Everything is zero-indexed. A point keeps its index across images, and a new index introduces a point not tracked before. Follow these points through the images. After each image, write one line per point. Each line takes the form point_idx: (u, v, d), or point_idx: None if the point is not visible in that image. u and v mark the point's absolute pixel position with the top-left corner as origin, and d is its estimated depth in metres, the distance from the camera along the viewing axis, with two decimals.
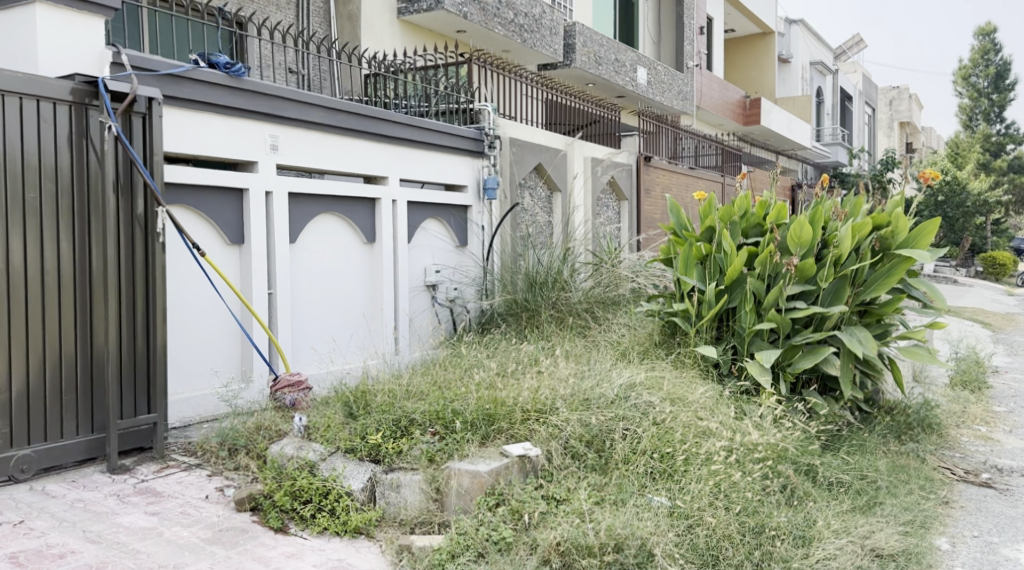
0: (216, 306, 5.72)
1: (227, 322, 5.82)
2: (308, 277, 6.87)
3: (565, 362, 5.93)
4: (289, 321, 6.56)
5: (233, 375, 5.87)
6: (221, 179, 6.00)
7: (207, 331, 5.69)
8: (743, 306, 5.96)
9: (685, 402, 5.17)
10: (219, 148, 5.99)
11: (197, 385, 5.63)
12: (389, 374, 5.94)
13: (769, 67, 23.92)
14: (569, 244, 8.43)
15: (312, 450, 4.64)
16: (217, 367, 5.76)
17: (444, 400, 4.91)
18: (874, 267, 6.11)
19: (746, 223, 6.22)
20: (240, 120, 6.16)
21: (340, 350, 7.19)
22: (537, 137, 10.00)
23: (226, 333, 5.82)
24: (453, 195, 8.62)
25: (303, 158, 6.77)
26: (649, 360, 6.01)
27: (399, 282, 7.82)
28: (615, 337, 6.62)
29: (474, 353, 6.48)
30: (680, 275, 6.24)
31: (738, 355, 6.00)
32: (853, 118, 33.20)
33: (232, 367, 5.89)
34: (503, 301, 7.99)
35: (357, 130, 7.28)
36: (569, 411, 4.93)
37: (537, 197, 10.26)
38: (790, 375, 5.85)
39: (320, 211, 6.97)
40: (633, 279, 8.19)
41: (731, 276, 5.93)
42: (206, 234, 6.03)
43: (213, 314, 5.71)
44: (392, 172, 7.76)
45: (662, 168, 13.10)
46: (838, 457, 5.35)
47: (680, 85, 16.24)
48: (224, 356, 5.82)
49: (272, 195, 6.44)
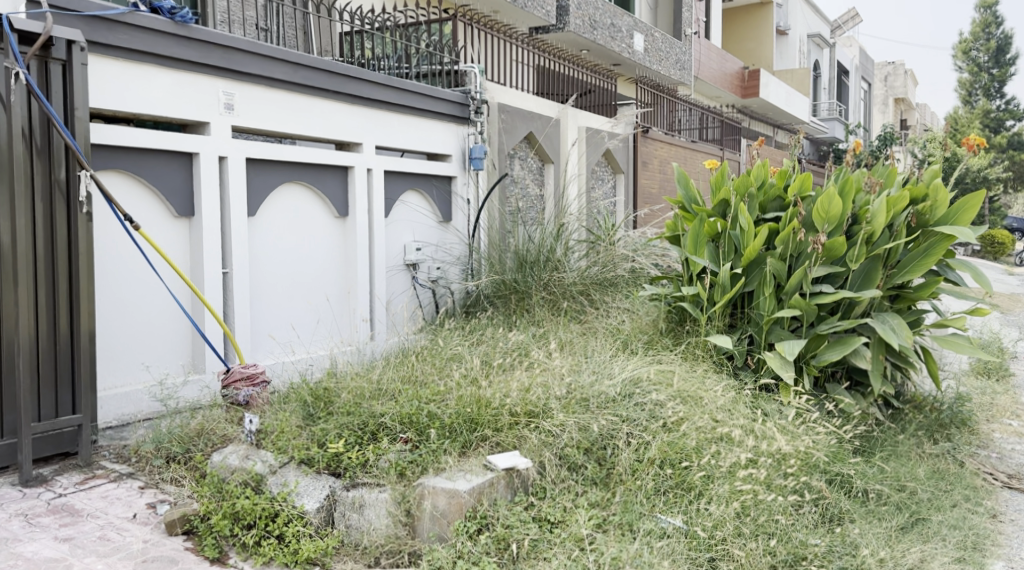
0: (156, 288, 4.96)
1: (170, 306, 5.07)
2: (271, 254, 6.12)
3: (559, 355, 5.23)
4: (247, 305, 5.80)
5: (173, 371, 5.10)
6: (164, 140, 5.25)
7: (148, 316, 4.93)
8: (762, 289, 5.24)
9: (698, 401, 4.47)
10: (162, 106, 5.25)
11: (135, 378, 4.88)
12: (359, 367, 5.21)
13: (768, 39, 23.12)
14: (563, 220, 7.69)
15: (260, 461, 3.91)
16: (152, 362, 4.98)
17: (418, 402, 4.18)
18: (909, 247, 5.39)
19: (765, 196, 5.46)
20: (189, 74, 5.41)
21: (305, 339, 6.41)
22: (528, 103, 9.21)
23: (170, 319, 5.07)
24: (435, 165, 7.83)
25: (262, 120, 6.01)
26: (654, 351, 5.30)
27: (374, 261, 7.06)
28: (615, 324, 5.91)
29: (456, 342, 5.77)
30: (690, 255, 5.49)
31: (755, 347, 5.29)
32: (850, 93, 32.43)
33: (173, 364, 5.11)
34: (491, 282, 7.29)
35: (326, 89, 6.52)
36: (566, 413, 4.22)
37: (529, 167, 9.45)
38: (814, 368, 5.15)
39: (283, 180, 6.20)
40: (631, 259, 7.51)
41: (749, 257, 5.19)
42: (146, 203, 5.28)
43: (155, 297, 4.97)
44: (367, 138, 6.99)
45: (660, 139, 12.30)
46: (873, 464, 4.64)
47: (678, 53, 15.43)
48: (165, 348, 5.06)
49: (227, 160, 5.70)
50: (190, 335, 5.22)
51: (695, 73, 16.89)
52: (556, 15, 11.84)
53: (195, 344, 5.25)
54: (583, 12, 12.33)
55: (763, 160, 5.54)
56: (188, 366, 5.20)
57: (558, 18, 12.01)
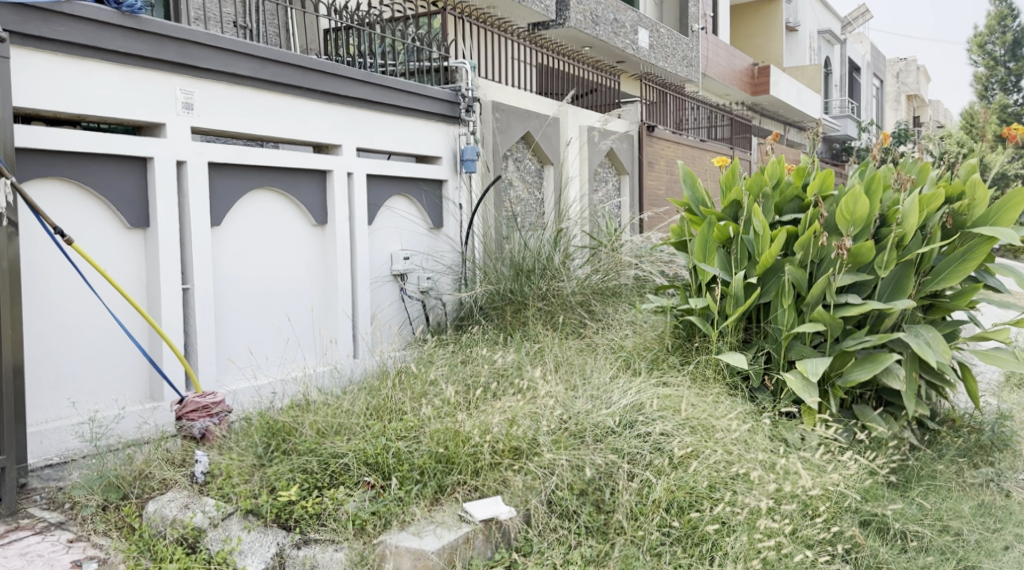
0: (95, 309, 4.43)
1: (109, 329, 4.51)
2: (240, 266, 5.60)
3: (553, 378, 4.68)
4: (211, 323, 5.29)
5: (102, 407, 4.49)
6: (111, 143, 4.75)
7: (87, 339, 4.41)
8: (780, 300, 4.66)
9: (709, 431, 3.89)
10: (109, 105, 4.82)
11: (72, 411, 4.34)
12: (329, 394, 4.67)
13: (777, 35, 22.49)
14: (562, 225, 7.17)
15: (201, 511, 3.41)
16: (78, 398, 4.38)
17: (383, 437, 3.70)
18: (943, 251, 4.81)
19: (781, 196, 4.90)
20: (140, 70, 4.98)
21: (277, 360, 5.85)
22: (524, 101, 8.66)
23: (114, 343, 4.54)
24: (424, 167, 7.27)
25: (226, 120, 5.51)
26: (659, 372, 4.72)
27: (357, 273, 6.51)
28: (617, 340, 5.32)
29: (441, 363, 5.24)
30: (698, 262, 4.90)
31: (773, 366, 4.71)
32: (862, 90, 31.74)
33: (101, 399, 4.50)
34: (485, 292, 6.73)
35: (299, 86, 6.00)
36: (557, 449, 3.68)
37: (526, 169, 8.89)
38: (841, 389, 4.55)
39: (251, 186, 5.68)
40: (636, 266, 6.95)
41: (764, 264, 4.61)
42: (90, 213, 4.78)
43: (90, 319, 4.41)
44: (347, 139, 6.46)
45: (667, 138, 11.71)
46: (911, 501, 4.05)
47: (685, 50, 14.85)
48: (99, 379, 4.48)
49: (186, 164, 5.21)
50: (130, 365, 4.64)
51: (703, 70, 16.30)
52: (555, 10, 11.27)
53: (133, 376, 4.67)
54: (584, 6, 11.74)
55: (778, 157, 4.97)
56: (120, 402, 4.59)
57: (558, 13, 11.44)
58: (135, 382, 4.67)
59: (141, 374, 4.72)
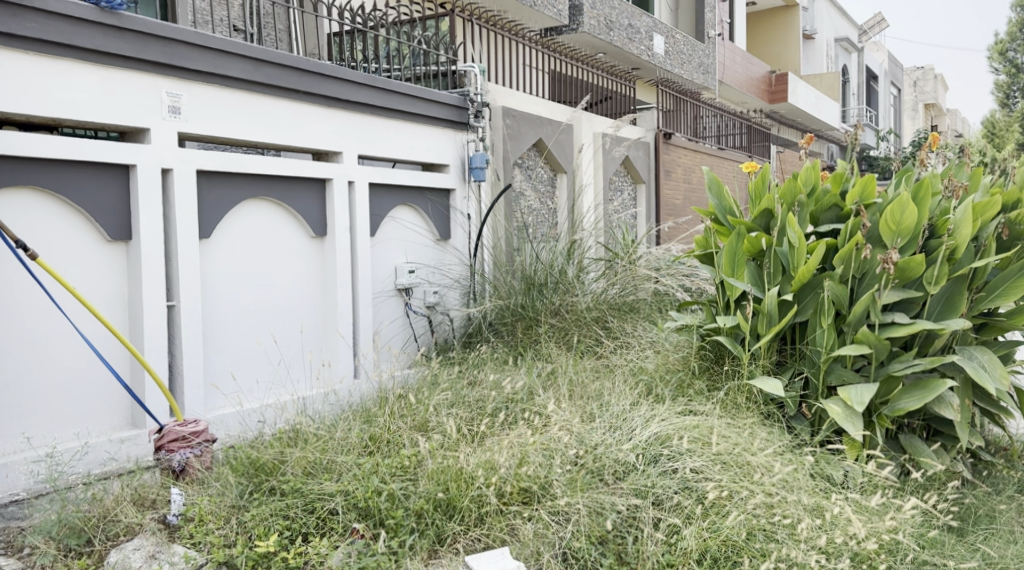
0: (61, 331, 4.06)
1: (77, 354, 4.13)
2: (230, 281, 5.21)
3: (567, 406, 4.27)
4: (198, 343, 4.91)
5: (61, 441, 4.07)
6: (91, 150, 4.39)
7: (50, 365, 4.03)
8: (818, 319, 4.21)
9: (745, 469, 3.51)
10: (87, 108, 4.44)
11: (28, 446, 3.94)
12: (321, 424, 4.26)
13: (795, 43, 22.03)
14: (576, 236, 6.75)
15: (168, 564, 3.01)
16: (34, 432, 3.98)
17: (375, 478, 3.33)
18: (997, 265, 4.36)
19: (816, 204, 4.47)
20: (121, 71, 4.60)
21: (268, 382, 5.43)
22: (535, 106, 8.25)
23: (80, 369, 4.15)
24: (431, 176, 6.86)
25: (215, 126, 5.13)
26: (685, 398, 4.29)
27: (358, 287, 6.10)
28: (638, 361, 4.88)
29: (445, 387, 4.82)
30: (726, 277, 4.45)
31: (811, 392, 4.26)
32: (880, 99, 31.23)
33: (62, 432, 4.09)
34: (495, 307, 6.31)
35: (296, 90, 5.62)
36: (572, 492, 3.27)
37: (538, 178, 8.47)
38: (888, 418, 4.10)
39: (244, 196, 5.29)
40: (655, 280, 6.52)
41: (801, 279, 4.17)
42: (64, 225, 4.40)
43: (55, 343, 4.03)
44: (347, 146, 6.07)
45: (683, 145, 11.28)
46: (974, 546, 3.58)
47: (701, 56, 14.42)
48: (61, 409, 4.08)
49: (171, 173, 4.83)
50: (97, 394, 4.24)
51: (720, 78, 15.87)
52: (568, 14, 10.84)
53: (100, 408, 4.26)
54: (598, 11, 11.33)
55: (813, 162, 4.53)
56: (82, 436, 4.17)
57: (571, 18, 11.01)
58: (101, 414, 4.26)
59: (108, 406, 4.31)
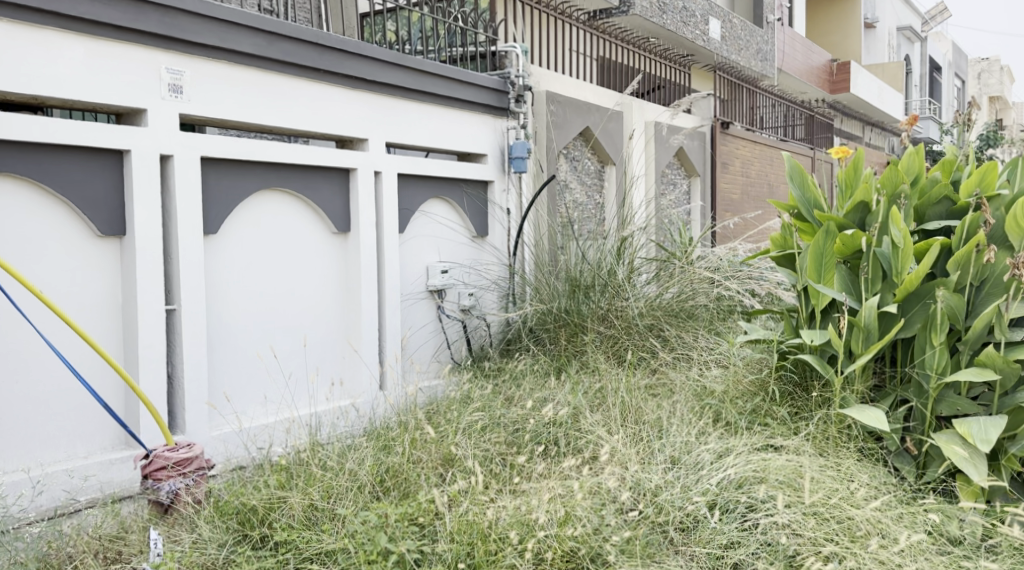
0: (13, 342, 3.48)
1: (32, 369, 3.54)
2: (241, 283, 4.61)
3: (620, 437, 3.59)
4: (201, 352, 4.31)
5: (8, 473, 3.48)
6: (74, 133, 3.77)
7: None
8: (928, 336, 3.47)
9: (845, 527, 2.84)
10: (74, 86, 3.79)
11: None
12: (332, 453, 3.64)
13: (856, 30, 20.96)
14: (626, 233, 6.05)
15: None
16: None
17: (384, 536, 2.70)
18: None
19: (922, 197, 3.75)
20: (114, 43, 3.94)
21: (278, 398, 4.81)
22: (581, 92, 7.54)
23: (38, 387, 3.56)
24: (468, 166, 6.19)
25: (225, 108, 4.47)
26: (765, 430, 3.56)
27: (385, 291, 5.46)
28: (701, 380, 4.16)
29: (476, 407, 4.18)
30: (813, 283, 3.72)
31: (916, 424, 3.52)
32: (942, 90, 29.86)
33: (10, 461, 3.50)
34: (536, 313, 5.64)
35: (317, 69, 4.94)
36: (629, 561, 2.61)
37: (584, 170, 7.77)
38: (1015, 459, 3.34)
39: (256, 187, 4.66)
40: (718, 285, 5.79)
41: (907, 286, 3.44)
42: (41, 218, 3.77)
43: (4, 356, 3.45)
44: (375, 132, 5.40)
45: (742, 136, 10.48)
46: None
47: (759, 42, 13.55)
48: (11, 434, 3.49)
49: (171, 160, 4.20)
50: (58, 417, 3.64)
51: (779, 65, 14.96)
52: None
53: (61, 433, 3.66)
54: None
55: (916, 147, 3.77)
56: (36, 466, 3.57)
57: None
58: (60, 441, 3.66)
59: (73, 429, 3.71)
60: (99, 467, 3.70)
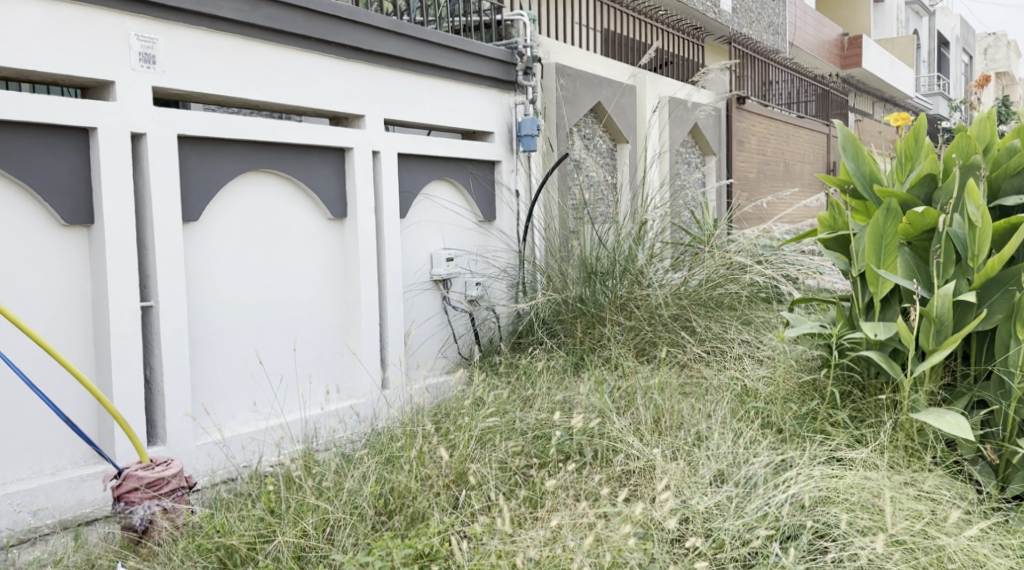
0: None
1: None
2: (226, 277, 4.16)
3: (657, 449, 3.14)
4: (184, 354, 3.85)
5: None
6: (29, 108, 3.28)
7: None
8: (1011, 329, 3.01)
9: (936, 558, 2.39)
10: (28, 54, 3.30)
11: None
12: (329, 467, 3.20)
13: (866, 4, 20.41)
14: (645, 216, 5.58)
15: None
16: None
17: None
18: None
19: (997, 169, 3.28)
20: (74, 6, 3.45)
21: (267, 405, 4.36)
22: (592, 65, 7.04)
23: None
24: (474, 145, 5.71)
25: (205, 80, 3.98)
26: (823, 439, 3.11)
27: (387, 282, 5.01)
28: (742, 379, 3.71)
29: (492, 409, 3.73)
30: (873, 269, 3.26)
31: (997, 428, 3.07)
32: (950, 66, 29.30)
33: None
34: (549, 302, 5.18)
35: (307, 37, 4.44)
36: None
37: (596, 149, 7.30)
38: None
39: (242, 170, 4.19)
40: (746, 270, 5.33)
41: (988, 271, 2.98)
42: None
43: None
44: (372, 107, 4.91)
45: (757, 112, 9.98)
46: None
47: (771, 15, 13.03)
48: None
49: (145, 138, 3.72)
50: (15, 433, 3.19)
51: (791, 40, 14.46)
52: None
53: (18, 450, 3.21)
54: None
55: (987, 113, 3.36)
56: None
57: None
58: (18, 458, 3.21)
59: (34, 444, 3.25)
60: (67, 487, 3.26)
